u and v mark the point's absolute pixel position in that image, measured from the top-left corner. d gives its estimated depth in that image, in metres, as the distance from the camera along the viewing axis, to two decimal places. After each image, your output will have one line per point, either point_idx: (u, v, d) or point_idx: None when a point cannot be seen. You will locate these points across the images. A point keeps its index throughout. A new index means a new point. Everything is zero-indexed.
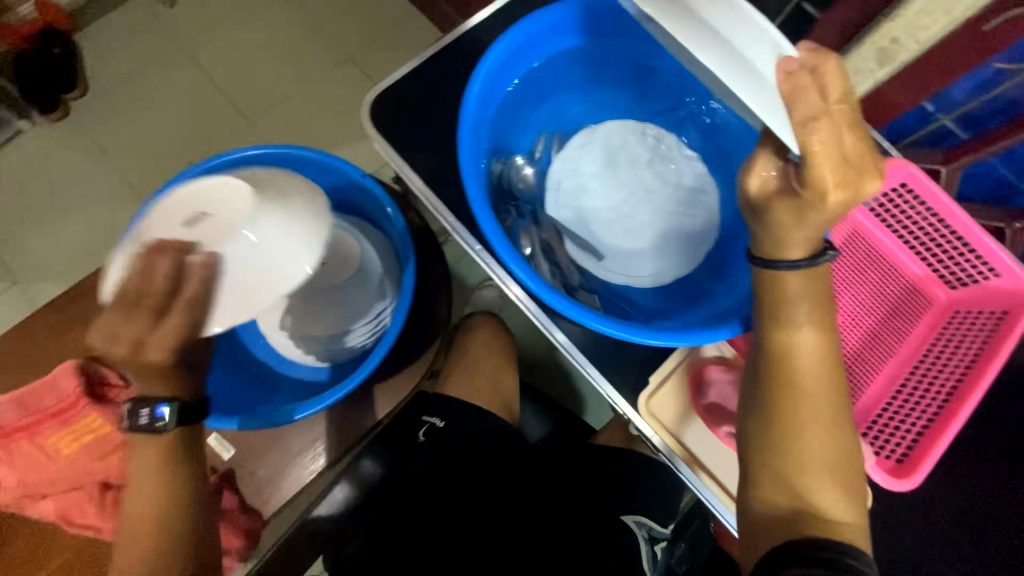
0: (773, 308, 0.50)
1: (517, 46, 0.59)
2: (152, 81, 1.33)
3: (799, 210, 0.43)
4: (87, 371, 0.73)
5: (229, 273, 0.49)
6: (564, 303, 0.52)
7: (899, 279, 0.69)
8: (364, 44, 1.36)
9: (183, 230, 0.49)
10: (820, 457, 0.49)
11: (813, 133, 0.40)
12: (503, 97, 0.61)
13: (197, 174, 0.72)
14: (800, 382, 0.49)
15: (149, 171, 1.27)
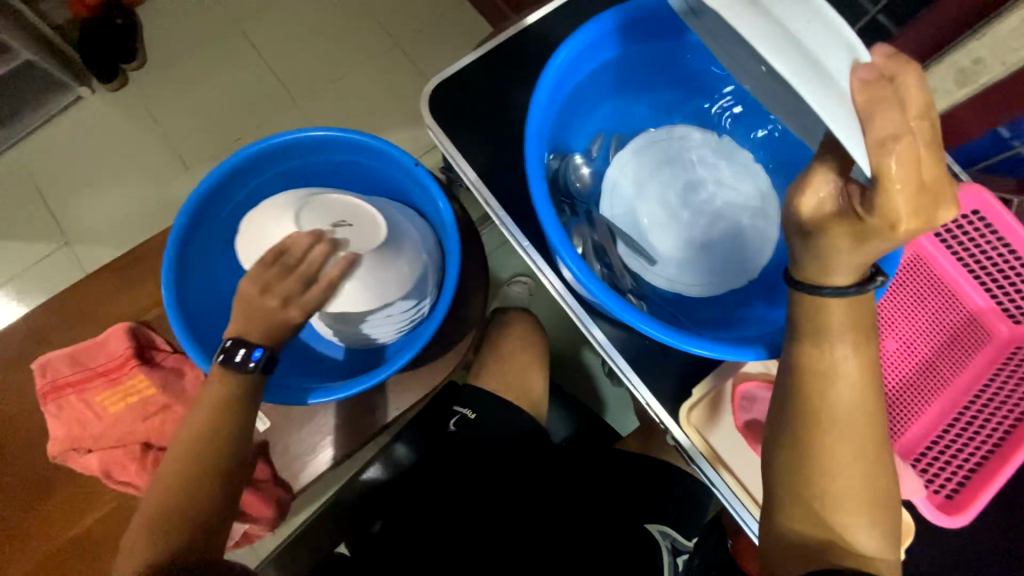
0: (811, 335, 0.46)
1: (590, 41, 0.57)
2: (208, 57, 1.36)
3: (861, 235, 0.40)
4: (137, 335, 0.79)
5: (358, 274, 0.63)
6: (612, 299, 0.51)
7: (960, 309, 0.66)
8: (412, 32, 1.37)
9: (330, 226, 0.62)
10: (862, 494, 0.47)
11: (891, 156, 0.35)
12: (570, 93, 0.59)
13: (262, 150, 0.72)
14: (846, 416, 0.46)
15: (198, 144, 1.31)
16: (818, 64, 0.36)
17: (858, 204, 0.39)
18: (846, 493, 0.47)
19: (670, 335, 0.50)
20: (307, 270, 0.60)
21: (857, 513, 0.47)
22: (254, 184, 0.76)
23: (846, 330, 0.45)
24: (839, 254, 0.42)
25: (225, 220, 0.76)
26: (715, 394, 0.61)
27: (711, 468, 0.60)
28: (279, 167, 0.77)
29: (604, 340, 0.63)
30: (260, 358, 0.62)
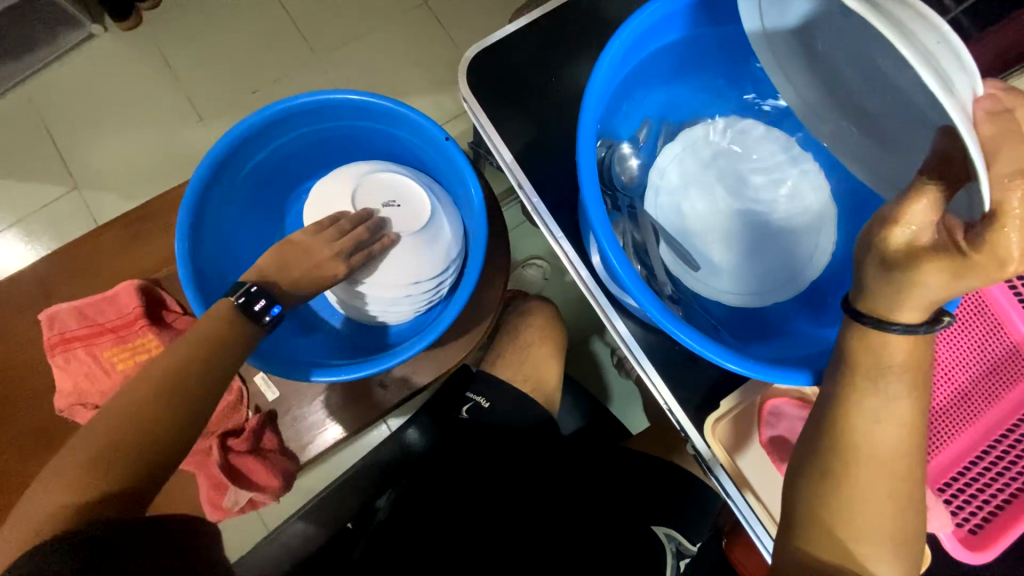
0: (868, 358, 0.44)
1: (657, 20, 0.53)
2: (227, 1, 1.29)
3: (957, 272, 0.39)
4: (148, 293, 0.77)
5: (399, 248, 0.68)
6: (648, 301, 0.47)
7: (1004, 339, 0.63)
8: None
9: (382, 209, 0.71)
10: (900, 537, 0.44)
11: (1014, 193, 0.35)
12: (627, 73, 0.55)
13: (295, 109, 0.68)
14: (894, 453, 0.44)
15: (214, 95, 1.25)
16: (951, 82, 0.34)
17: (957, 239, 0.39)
18: (886, 534, 0.44)
19: (707, 347, 0.47)
20: (360, 237, 0.65)
21: (894, 557, 0.44)
22: (275, 143, 0.73)
23: (900, 360, 0.44)
24: (931, 287, 0.41)
25: (243, 179, 0.72)
26: (743, 409, 0.59)
27: (733, 485, 0.58)
28: (306, 129, 0.73)
29: (626, 336, 0.60)
30: (276, 315, 0.58)
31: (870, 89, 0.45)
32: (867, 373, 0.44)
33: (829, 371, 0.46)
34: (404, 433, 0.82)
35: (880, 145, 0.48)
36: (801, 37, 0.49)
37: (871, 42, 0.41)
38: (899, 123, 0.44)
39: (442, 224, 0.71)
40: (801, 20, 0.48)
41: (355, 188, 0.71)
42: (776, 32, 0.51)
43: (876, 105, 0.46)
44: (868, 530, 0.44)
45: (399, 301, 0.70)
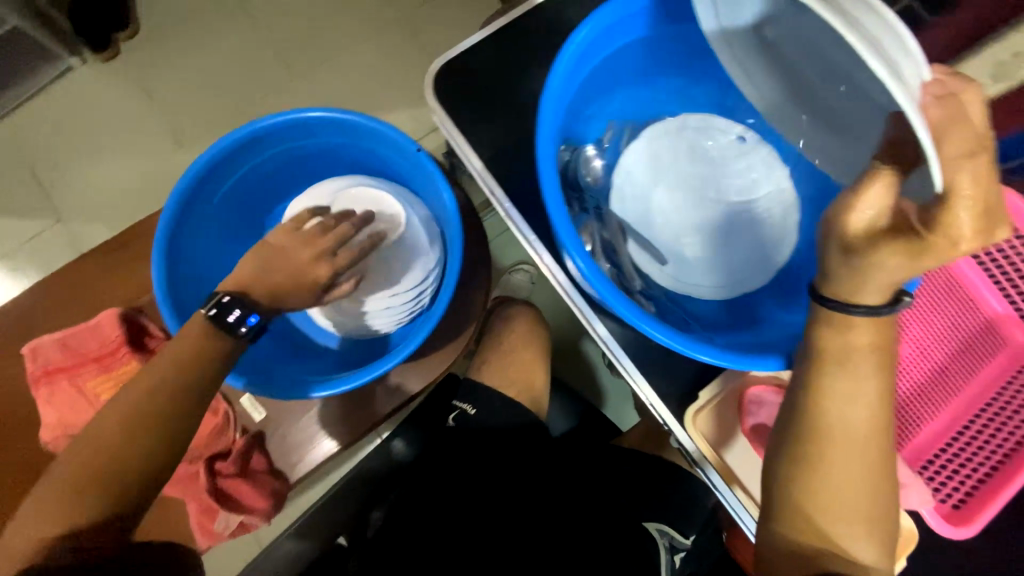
0: (834, 342, 0.45)
1: (609, 24, 0.54)
2: (203, 27, 1.30)
3: (915, 253, 0.40)
4: (129, 321, 0.77)
5: (377, 260, 0.70)
6: (619, 300, 0.48)
7: (978, 314, 0.64)
8: (417, 5, 1.31)
9: None
10: (877, 516, 0.44)
11: (962, 173, 0.36)
12: (585, 78, 0.57)
13: (265, 131, 0.69)
14: (864, 433, 0.44)
15: (195, 120, 1.26)
16: (897, 68, 0.35)
17: (913, 220, 0.40)
18: (863, 515, 0.44)
19: (679, 343, 0.48)
20: (345, 233, 0.64)
21: (871, 537, 0.44)
22: (250, 163, 0.73)
23: (865, 342, 0.44)
24: (889, 268, 0.41)
25: (218, 201, 0.73)
26: (722, 399, 0.60)
27: (719, 477, 0.59)
28: (278, 149, 0.74)
29: (606, 337, 0.60)
30: (253, 326, 0.56)
31: (820, 79, 0.47)
32: (834, 357, 0.45)
33: (800, 356, 0.47)
34: (392, 444, 0.82)
35: (833, 134, 0.50)
36: (755, 32, 0.50)
37: (820, 35, 0.42)
38: (850, 110, 0.46)
39: (417, 232, 0.72)
40: (754, 15, 0.49)
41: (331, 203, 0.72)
42: (732, 28, 0.52)
43: (828, 94, 0.47)
44: (843, 510, 0.44)
45: (382, 312, 0.71)
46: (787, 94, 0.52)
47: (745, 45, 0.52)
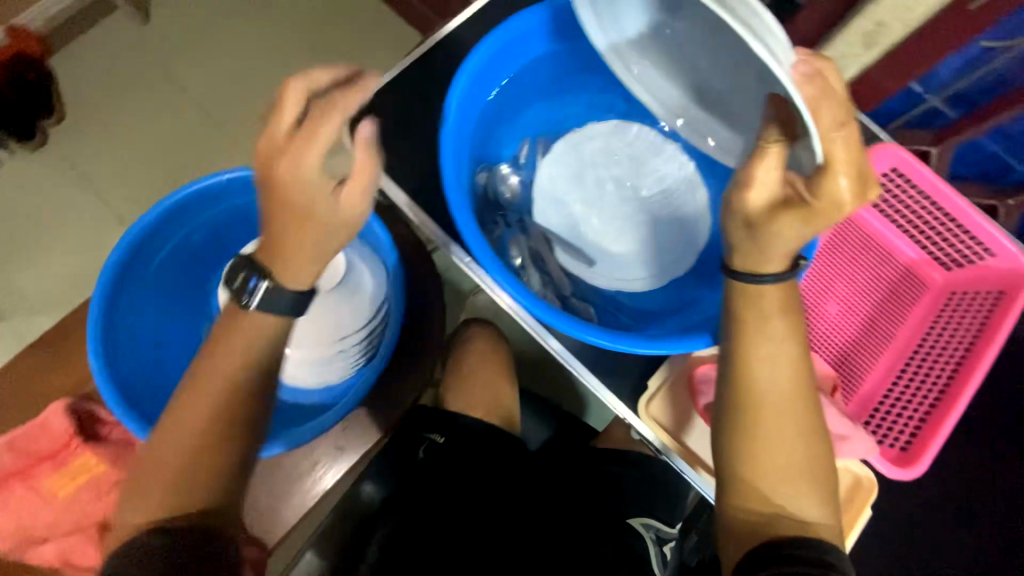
0: (749, 313, 0.47)
1: (494, 52, 0.57)
2: (131, 101, 1.30)
3: (808, 218, 0.42)
4: (77, 411, 0.75)
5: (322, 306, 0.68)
6: (551, 315, 0.51)
7: (895, 263, 0.69)
8: (344, 51, 1.35)
9: None
10: (818, 472, 0.47)
11: (836, 141, 0.41)
12: (484, 105, 0.59)
13: (186, 201, 0.70)
14: (792, 394, 0.47)
15: (134, 194, 1.25)
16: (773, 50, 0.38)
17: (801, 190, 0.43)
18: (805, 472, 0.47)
19: (617, 341, 0.51)
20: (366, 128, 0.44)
21: (816, 493, 0.47)
22: (178, 233, 0.73)
23: (781, 308, 0.47)
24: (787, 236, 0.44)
25: (150, 277, 0.72)
26: (672, 383, 0.62)
27: (686, 464, 0.61)
28: (204, 216, 0.74)
29: (561, 350, 0.62)
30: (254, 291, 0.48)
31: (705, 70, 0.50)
32: (753, 327, 0.47)
33: (724, 332, 0.49)
34: (360, 488, 0.79)
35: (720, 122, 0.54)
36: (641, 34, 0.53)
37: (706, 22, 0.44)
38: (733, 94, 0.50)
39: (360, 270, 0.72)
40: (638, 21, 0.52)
41: None
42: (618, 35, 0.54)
43: (715, 84, 0.51)
44: (788, 472, 0.47)
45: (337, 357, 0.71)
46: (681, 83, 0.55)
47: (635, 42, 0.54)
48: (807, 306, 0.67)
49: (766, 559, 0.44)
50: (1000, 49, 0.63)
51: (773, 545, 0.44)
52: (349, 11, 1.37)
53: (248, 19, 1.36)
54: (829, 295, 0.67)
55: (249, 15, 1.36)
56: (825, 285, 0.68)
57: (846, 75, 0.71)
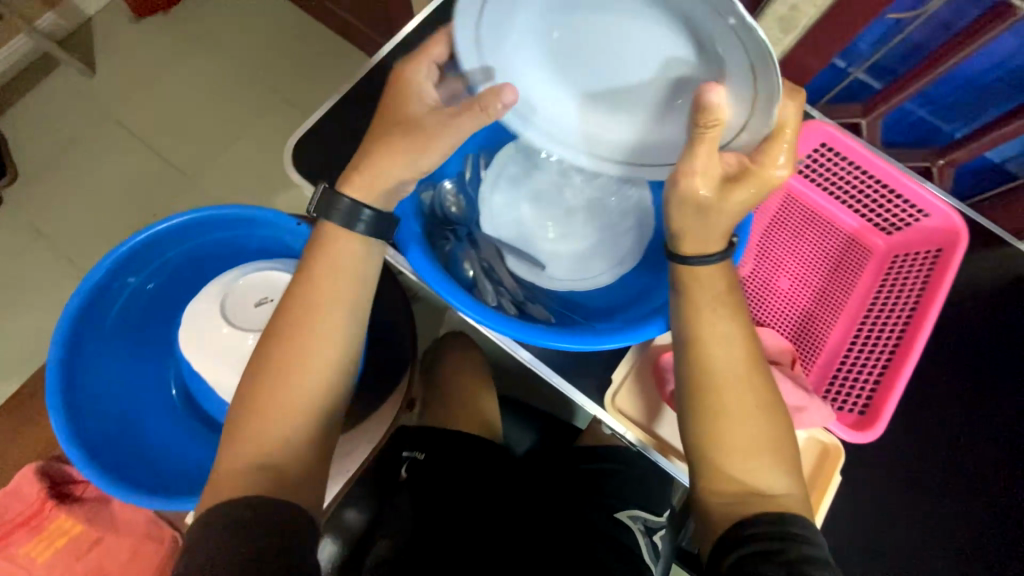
0: (691, 299, 0.49)
1: None
2: (85, 153, 1.29)
3: (759, 186, 0.43)
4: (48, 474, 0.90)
5: None
6: (508, 325, 0.53)
7: (838, 234, 0.72)
8: (297, 82, 1.35)
9: (255, 310, 0.68)
10: (778, 444, 0.48)
11: (789, 106, 0.42)
12: None
13: (134, 250, 0.70)
14: (743, 371, 0.48)
15: (93, 246, 1.23)
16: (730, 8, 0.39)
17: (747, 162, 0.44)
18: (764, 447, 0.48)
19: (577, 340, 0.53)
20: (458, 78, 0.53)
21: (777, 465, 0.48)
22: (134, 283, 0.73)
23: (724, 288, 0.49)
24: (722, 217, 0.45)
25: (110, 329, 0.72)
26: (636, 373, 0.64)
27: (664, 457, 0.62)
28: (156, 263, 0.74)
29: (531, 359, 0.64)
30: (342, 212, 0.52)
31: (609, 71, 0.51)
32: (700, 311, 0.49)
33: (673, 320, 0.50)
34: (343, 515, 0.82)
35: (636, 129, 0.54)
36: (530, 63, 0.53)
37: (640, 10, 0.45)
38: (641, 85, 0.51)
39: None
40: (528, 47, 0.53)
41: (224, 298, 0.68)
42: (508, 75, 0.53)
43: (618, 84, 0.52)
44: (750, 447, 0.48)
45: None
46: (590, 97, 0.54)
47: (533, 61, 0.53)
48: (760, 283, 0.70)
49: (733, 542, 0.46)
50: (909, 19, 0.66)
51: (738, 527, 0.46)
52: (295, 43, 1.38)
53: (195, 61, 1.36)
54: (779, 270, 0.70)
55: (198, 56, 1.36)
56: (775, 261, 0.70)
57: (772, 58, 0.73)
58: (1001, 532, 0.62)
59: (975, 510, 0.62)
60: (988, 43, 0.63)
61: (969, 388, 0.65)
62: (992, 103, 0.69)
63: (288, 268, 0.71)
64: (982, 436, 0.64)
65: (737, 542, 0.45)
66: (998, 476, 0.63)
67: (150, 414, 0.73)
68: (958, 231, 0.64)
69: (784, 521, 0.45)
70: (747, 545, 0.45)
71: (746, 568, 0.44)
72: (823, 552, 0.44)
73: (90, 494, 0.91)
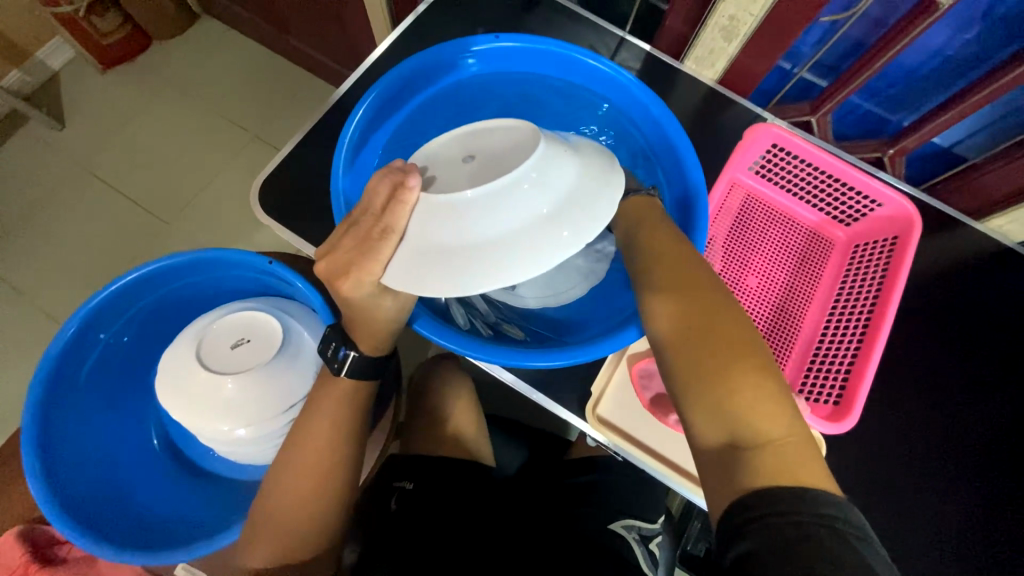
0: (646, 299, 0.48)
1: (373, 112, 0.67)
2: (57, 206, 1.28)
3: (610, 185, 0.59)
4: (30, 535, 0.91)
5: (257, 376, 0.67)
6: (484, 349, 0.54)
7: (800, 229, 0.74)
8: (266, 118, 1.37)
9: (230, 352, 0.68)
10: (786, 414, 0.40)
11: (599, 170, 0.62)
12: (373, 163, 0.69)
13: (102, 303, 0.70)
14: None
15: (71, 297, 1.21)
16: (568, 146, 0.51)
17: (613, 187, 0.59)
18: (773, 422, 0.39)
19: (554, 357, 0.54)
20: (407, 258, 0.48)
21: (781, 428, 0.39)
22: (107, 337, 0.72)
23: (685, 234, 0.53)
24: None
25: (88, 386, 0.71)
26: (615, 381, 0.65)
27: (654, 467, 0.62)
28: (128, 314, 0.73)
29: (515, 381, 0.65)
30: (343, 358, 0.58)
31: (523, 197, 0.47)
32: None
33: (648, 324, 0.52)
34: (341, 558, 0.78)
35: (593, 215, 0.47)
36: (449, 248, 0.47)
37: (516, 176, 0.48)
38: (554, 190, 0.48)
39: (294, 329, 0.71)
40: (435, 235, 0.47)
41: (200, 343, 0.69)
42: (450, 276, 0.46)
43: (518, 204, 0.47)
44: (728, 419, 0.40)
45: (276, 429, 0.67)
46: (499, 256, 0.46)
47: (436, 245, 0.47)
48: (729, 282, 0.71)
49: (729, 531, 0.36)
50: (845, 19, 0.69)
51: (731, 512, 0.37)
52: (264, 81, 1.40)
53: (164, 107, 1.37)
54: (746, 269, 0.71)
55: (166, 101, 1.38)
56: (742, 259, 0.72)
57: (719, 66, 0.76)
58: (987, 507, 0.62)
59: (960, 491, 0.62)
60: (920, 36, 0.65)
61: (938, 365, 0.67)
62: (929, 95, 0.72)
63: (263, 306, 0.72)
64: (957, 412, 0.65)
65: (735, 531, 0.36)
66: (974, 455, 0.64)
67: (135, 468, 0.73)
68: (911, 218, 0.67)
69: (792, 497, 0.35)
70: (754, 533, 0.35)
71: (753, 564, 0.34)
72: (858, 531, 0.34)
73: (76, 552, 0.92)
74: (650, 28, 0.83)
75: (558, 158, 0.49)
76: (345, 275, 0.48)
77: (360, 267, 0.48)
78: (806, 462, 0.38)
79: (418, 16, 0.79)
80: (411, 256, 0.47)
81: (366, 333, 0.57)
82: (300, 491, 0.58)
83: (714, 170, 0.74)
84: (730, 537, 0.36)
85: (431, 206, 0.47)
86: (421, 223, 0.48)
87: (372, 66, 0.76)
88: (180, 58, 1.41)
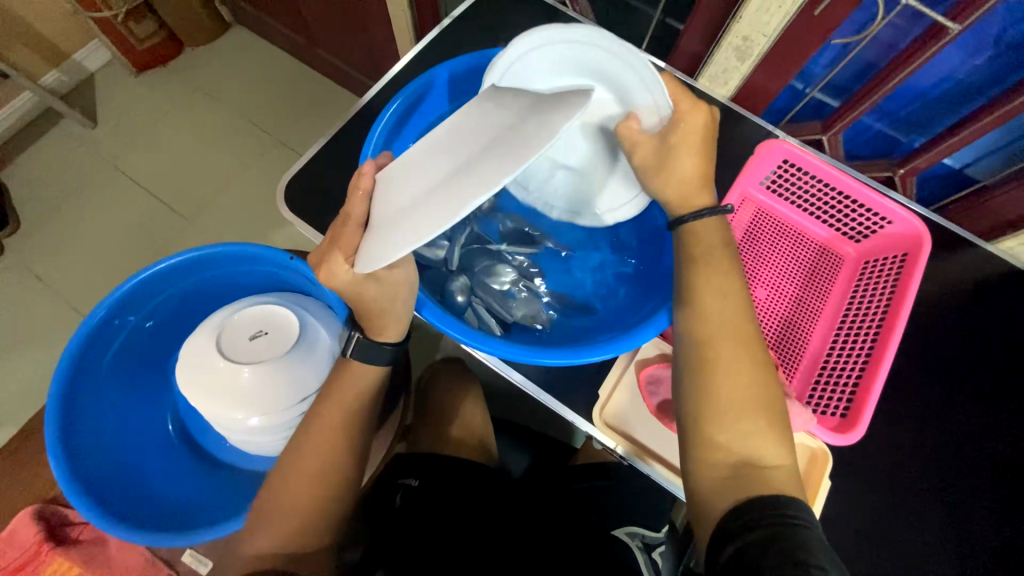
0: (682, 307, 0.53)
1: (399, 116, 0.70)
2: (84, 200, 1.33)
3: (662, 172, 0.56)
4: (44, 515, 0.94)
5: (272, 366, 0.68)
6: (497, 345, 0.56)
7: (809, 244, 0.75)
8: (290, 123, 1.41)
9: (249, 345, 0.70)
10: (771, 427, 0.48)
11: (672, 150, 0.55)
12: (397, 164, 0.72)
13: (127, 292, 0.72)
14: (726, 357, 0.50)
15: (93, 287, 1.25)
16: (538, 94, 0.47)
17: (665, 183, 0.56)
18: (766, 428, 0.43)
19: (567, 356, 0.55)
20: (374, 234, 0.47)
21: (777, 454, 0.48)
22: (133, 322, 0.75)
23: (702, 248, 0.55)
24: (682, 170, 0.55)
25: (110, 371, 0.74)
26: (625, 384, 0.65)
27: (657, 472, 0.62)
28: (151, 303, 0.76)
29: (523, 381, 0.66)
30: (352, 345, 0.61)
31: (479, 143, 0.43)
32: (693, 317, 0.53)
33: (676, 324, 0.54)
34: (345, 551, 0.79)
35: (549, 124, 0.38)
36: (404, 209, 0.44)
37: (476, 131, 0.45)
38: (514, 124, 0.42)
39: (311, 324, 0.73)
40: (398, 204, 0.46)
41: (218, 333, 0.70)
42: (396, 234, 0.42)
43: (473, 151, 0.42)
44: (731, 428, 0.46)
45: (288, 419, 0.69)
46: (441, 197, 0.40)
47: (394, 214, 0.45)
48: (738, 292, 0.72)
49: (724, 535, 0.44)
50: (856, 42, 0.70)
51: (729, 517, 0.45)
52: (290, 89, 1.45)
53: (191, 110, 1.42)
54: (756, 281, 0.72)
55: (195, 104, 1.43)
56: (751, 271, 0.73)
57: (733, 83, 0.78)
58: (996, 525, 0.62)
59: (968, 510, 0.62)
60: (928, 60, 0.67)
61: (946, 381, 0.67)
62: (938, 117, 0.74)
63: (284, 301, 0.74)
64: (965, 427, 0.65)
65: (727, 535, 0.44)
66: (982, 472, 0.63)
67: (149, 453, 0.75)
68: (920, 236, 0.69)
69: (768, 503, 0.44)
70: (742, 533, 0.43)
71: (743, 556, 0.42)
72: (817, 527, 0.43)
73: (87, 535, 0.94)
74: (666, 47, 0.85)
75: (522, 104, 0.45)
76: (322, 265, 0.54)
77: (333, 259, 0.53)
78: (787, 480, 0.47)
79: (443, 29, 0.83)
80: (376, 230, 0.47)
81: (386, 318, 0.60)
82: (311, 480, 0.59)
83: (725, 183, 0.75)
84: (725, 536, 0.44)
85: (398, 182, 0.48)
86: (390, 199, 0.47)
87: (397, 75, 0.79)
88: (211, 64, 1.47)
